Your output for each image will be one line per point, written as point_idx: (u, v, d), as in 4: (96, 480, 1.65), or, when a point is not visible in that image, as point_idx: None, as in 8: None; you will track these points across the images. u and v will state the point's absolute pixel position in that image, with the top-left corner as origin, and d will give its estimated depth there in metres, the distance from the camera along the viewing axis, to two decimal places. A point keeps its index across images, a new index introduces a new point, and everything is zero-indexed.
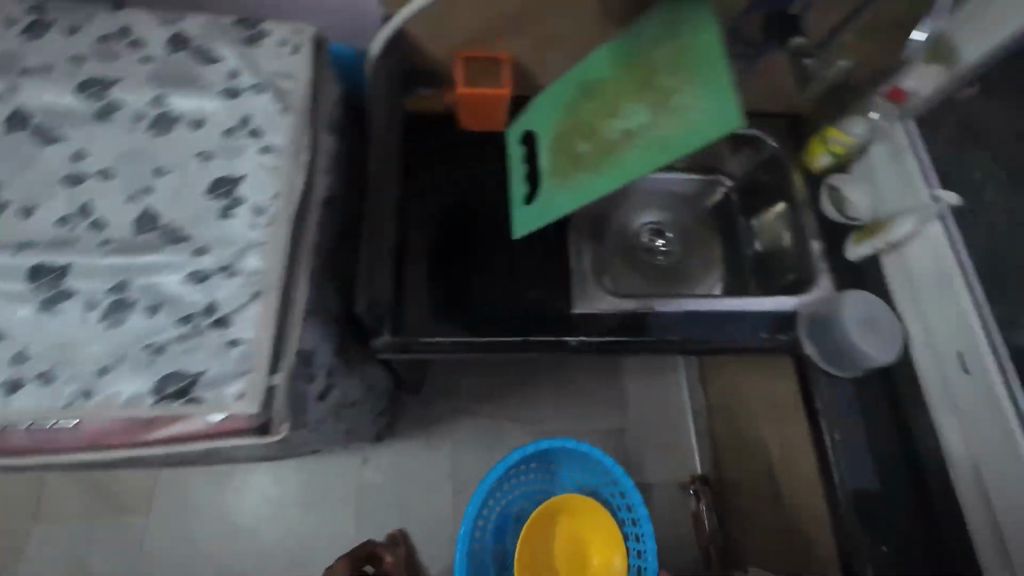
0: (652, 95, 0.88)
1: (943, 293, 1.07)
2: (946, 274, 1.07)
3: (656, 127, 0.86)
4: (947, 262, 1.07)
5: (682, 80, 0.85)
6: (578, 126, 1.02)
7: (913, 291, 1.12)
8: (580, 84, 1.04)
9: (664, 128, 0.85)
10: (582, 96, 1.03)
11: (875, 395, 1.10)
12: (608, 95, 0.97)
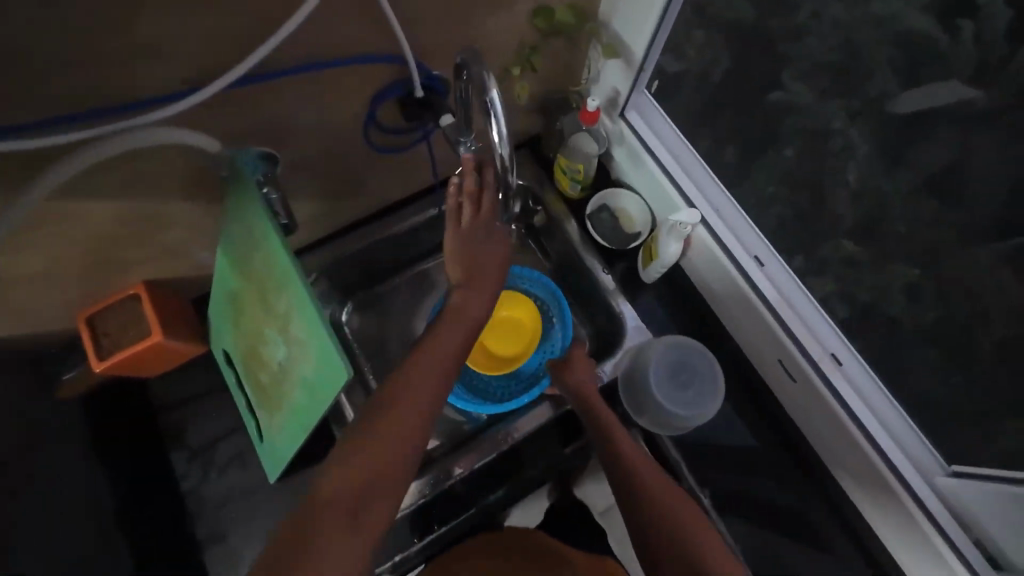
0: (275, 322, 0.67)
1: (744, 301, 0.97)
2: (733, 280, 0.97)
3: (294, 366, 0.66)
4: (729, 269, 0.97)
5: (288, 301, 0.63)
6: (249, 353, 0.80)
7: (707, 287, 1.05)
8: (227, 299, 0.82)
9: (299, 369, 0.65)
10: (235, 314, 0.81)
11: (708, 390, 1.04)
12: (251, 316, 0.75)
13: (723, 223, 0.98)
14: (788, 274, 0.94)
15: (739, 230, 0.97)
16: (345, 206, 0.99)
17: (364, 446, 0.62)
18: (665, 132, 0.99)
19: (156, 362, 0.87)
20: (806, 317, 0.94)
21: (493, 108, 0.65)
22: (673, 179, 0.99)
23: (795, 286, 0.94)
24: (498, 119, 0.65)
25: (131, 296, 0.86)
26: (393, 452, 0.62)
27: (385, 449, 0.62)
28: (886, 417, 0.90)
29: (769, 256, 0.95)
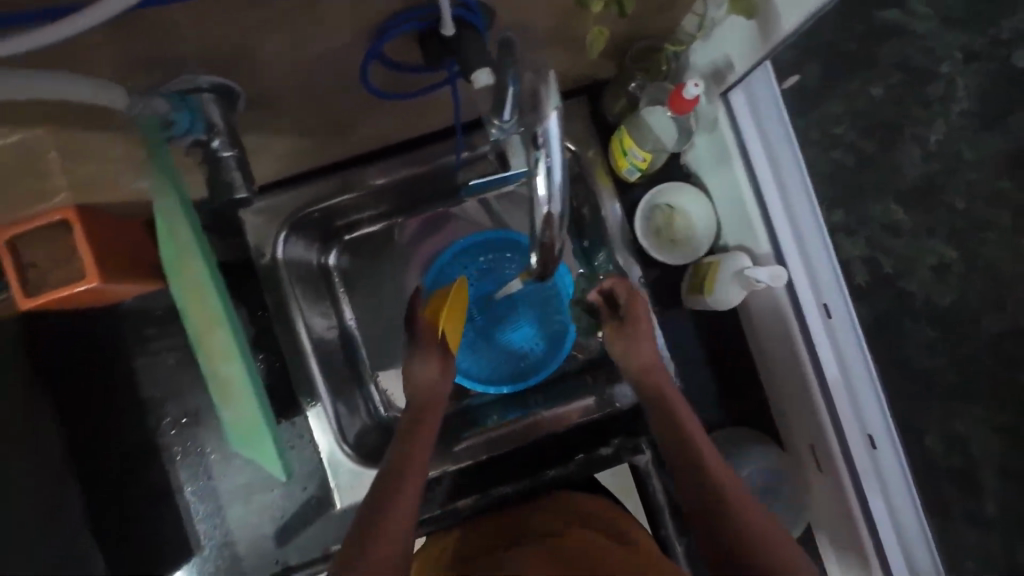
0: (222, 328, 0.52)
1: (793, 370, 0.77)
2: (791, 347, 0.75)
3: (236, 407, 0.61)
4: (791, 328, 0.74)
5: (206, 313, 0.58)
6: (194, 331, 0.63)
7: (748, 310, 0.84)
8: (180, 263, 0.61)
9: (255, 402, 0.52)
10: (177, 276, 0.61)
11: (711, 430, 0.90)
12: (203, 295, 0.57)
13: (796, 235, 0.75)
14: (850, 320, 0.76)
15: (814, 251, 0.75)
16: (336, 147, 0.78)
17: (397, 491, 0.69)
18: (774, 134, 0.74)
19: (97, 299, 0.75)
20: (853, 370, 0.75)
21: (544, 141, 0.46)
22: (763, 199, 0.74)
23: (848, 328, 0.76)
24: (557, 168, 0.47)
25: (62, 223, 0.70)
26: (407, 503, 0.69)
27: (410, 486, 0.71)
28: (910, 554, 0.72)
29: (835, 298, 0.75)
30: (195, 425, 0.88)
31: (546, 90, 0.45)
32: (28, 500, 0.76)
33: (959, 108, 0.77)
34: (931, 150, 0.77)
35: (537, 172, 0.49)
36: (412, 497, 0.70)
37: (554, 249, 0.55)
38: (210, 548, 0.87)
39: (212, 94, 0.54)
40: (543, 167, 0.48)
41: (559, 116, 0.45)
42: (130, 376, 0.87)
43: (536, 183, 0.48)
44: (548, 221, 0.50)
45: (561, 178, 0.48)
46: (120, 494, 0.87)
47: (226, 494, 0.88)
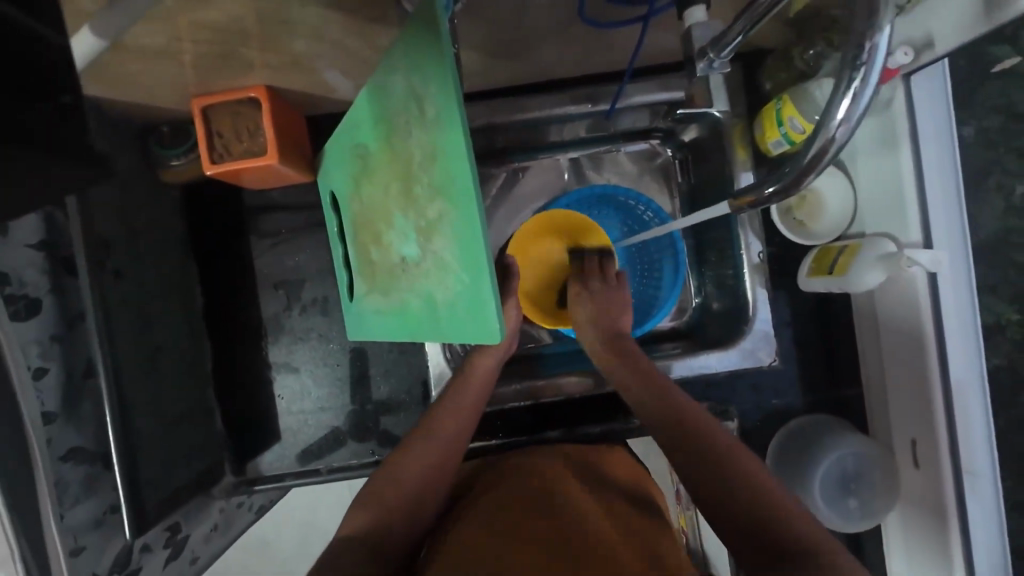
0: (412, 214, 0.56)
1: (915, 364, 0.76)
2: (919, 340, 0.74)
3: (402, 287, 0.63)
4: (923, 323, 0.73)
5: (396, 195, 0.60)
6: (366, 222, 0.71)
7: (873, 304, 0.84)
8: (371, 141, 0.63)
9: (426, 285, 0.57)
10: (363, 170, 0.68)
11: (796, 410, 0.92)
12: (381, 185, 0.63)
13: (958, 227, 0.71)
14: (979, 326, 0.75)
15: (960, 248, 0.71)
16: (499, 72, 0.81)
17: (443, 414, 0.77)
18: (941, 126, 0.70)
19: (263, 175, 0.82)
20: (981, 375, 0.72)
21: (870, 59, 0.44)
22: (923, 186, 0.72)
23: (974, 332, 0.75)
24: (870, 88, 0.45)
25: (250, 99, 0.76)
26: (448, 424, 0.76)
27: (463, 415, 0.78)
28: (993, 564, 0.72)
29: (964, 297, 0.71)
30: (318, 314, 0.94)
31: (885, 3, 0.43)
32: (174, 349, 0.84)
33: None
34: (1014, 204, 0.73)
35: (840, 94, 0.47)
36: (459, 424, 0.77)
37: (807, 180, 0.53)
38: (313, 428, 0.94)
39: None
40: (851, 92, 0.46)
41: (891, 37, 0.44)
42: (263, 257, 0.95)
43: (837, 105, 0.47)
44: (834, 145, 0.48)
45: (868, 101, 0.46)
46: (237, 361, 0.95)
47: (338, 380, 0.95)
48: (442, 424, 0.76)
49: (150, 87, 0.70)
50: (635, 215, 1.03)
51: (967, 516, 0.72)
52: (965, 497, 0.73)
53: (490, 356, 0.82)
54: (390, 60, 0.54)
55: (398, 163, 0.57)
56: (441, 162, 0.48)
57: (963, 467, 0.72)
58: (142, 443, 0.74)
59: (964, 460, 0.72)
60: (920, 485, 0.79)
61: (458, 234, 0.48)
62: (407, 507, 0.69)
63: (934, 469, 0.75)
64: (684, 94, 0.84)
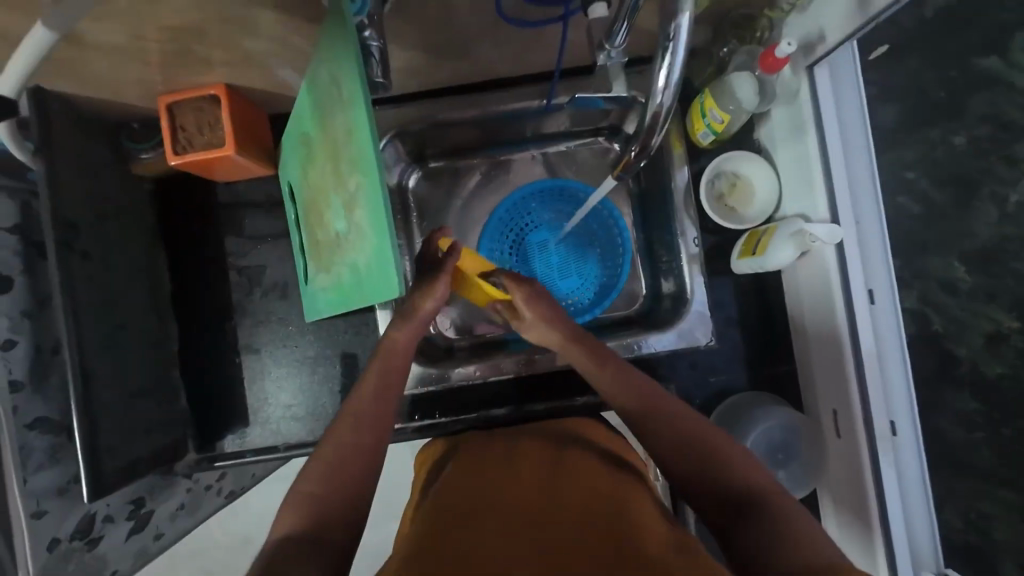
0: (338, 191, 0.62)
1: (833, 338, 0.82)
2: (834, 312, 0.80)
3: (339, 261, 0.67)
4: (834, 297, 0.79)
5: (330, 174, 0.64)
6: (311, 205, 0.77)
7: (796, 285, 0.89)
8: (312, 127, 0.68)
9: (352, 256, 0.63)
10: (306, 157, 0.74)
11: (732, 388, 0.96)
12: (319, 168, 0.69)
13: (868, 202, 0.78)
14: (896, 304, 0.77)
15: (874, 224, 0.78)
16: (445, 69, 0.88)
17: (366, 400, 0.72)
18: (848, 110, 0.78)
19: (224, 167, 0.88)
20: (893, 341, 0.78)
21: (675, 40, 0.51)
22: (830, 168, 0.78)
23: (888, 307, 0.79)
24: (681, 58, 0.53)
25: (211, 96, 0.83)
26: (375, 407, 0.72)
27: (382, 400, 0.73)
28: (911, 510, 0.78)
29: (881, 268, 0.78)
30: (279, 299, 1.00)
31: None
32: (140, 330, 0.90)
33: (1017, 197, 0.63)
34: (1009, 213, 0.64)
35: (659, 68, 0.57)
36: (374, 406, 0.72)
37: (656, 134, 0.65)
38: (274, 408, 0.99)
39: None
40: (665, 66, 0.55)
41: (693, 18, 0.50)
42: (229, 245, 1.01)
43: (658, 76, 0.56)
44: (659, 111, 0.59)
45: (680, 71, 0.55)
46: (202, 343, 1.01)
47: (296, 360, 1.00)
48: (357, 404, 0.72)
49: (118, 85, 0.77)
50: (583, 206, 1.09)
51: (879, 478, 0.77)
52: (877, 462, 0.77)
53: (407, 328, 0.78)
54: (319, 49, 0.60)
55: (331, 145, 0.62)
56: (355, 140, 0.54)
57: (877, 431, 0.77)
58: (104, 413, 0.78)
59: (876, 423, 0.78)
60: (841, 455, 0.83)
61: (369, 204, 0.54)
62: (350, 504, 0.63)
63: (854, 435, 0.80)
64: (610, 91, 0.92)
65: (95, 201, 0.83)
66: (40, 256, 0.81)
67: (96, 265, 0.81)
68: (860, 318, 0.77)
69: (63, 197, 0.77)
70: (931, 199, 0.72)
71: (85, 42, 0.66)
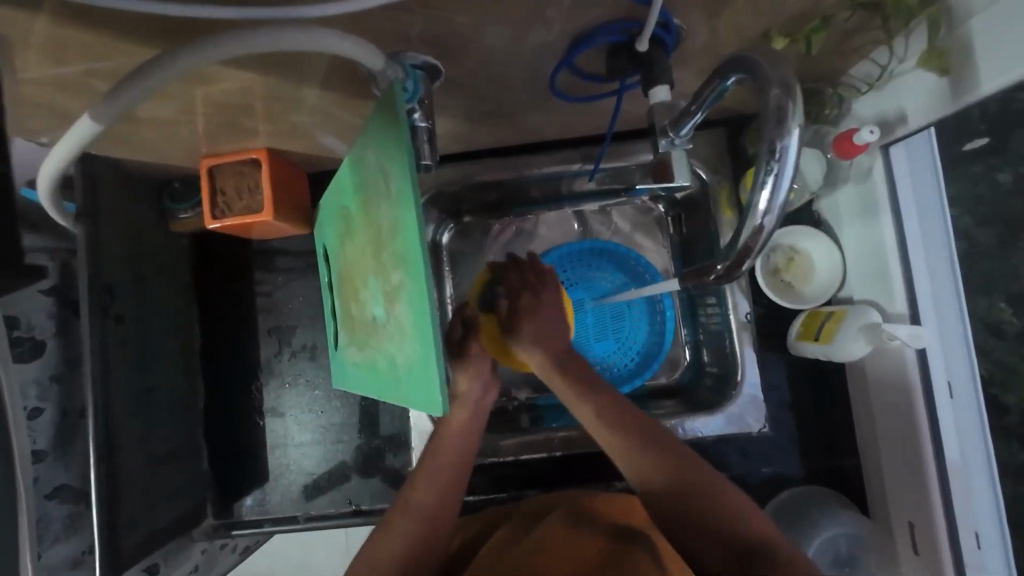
0: (380, 277, 0.58)
1: (908, 441, 0.74)
2: (910, 413, 0.73)
3: (376, 346, 0.64)
4: (914, 399, 0.72)
5: (373, 259, 0.61)
6: (348, 278, 0.73)
7: (862, 372, 0.82)
8: (355, 207, 0.65)
9: (391, 347, 0.59)
10: (347, 231, 0.71)
11: (786, 478, 0.88)
12: (359, 245, 0.66)
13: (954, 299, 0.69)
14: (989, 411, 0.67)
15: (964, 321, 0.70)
16: (488, 133, 0.85)
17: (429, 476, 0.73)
18: (930, 196, 0.70)
19: (263, 228, 0.87)
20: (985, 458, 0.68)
21: (781, 159, 0.46)
22: (908, 258, 0.72)
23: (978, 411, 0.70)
24: (785, 182, 0.47)
25: (253, 160, 0.82)
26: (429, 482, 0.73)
27: (445, 489, 0.73)
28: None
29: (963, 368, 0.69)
30: (308, 360, 0.97)
31: (792, 108, 0.45)
32: (168, 390, 0.88)
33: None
34: None
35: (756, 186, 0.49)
36: (436, 495, 0.73)
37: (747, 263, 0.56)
38: (296, 474, 0.96)
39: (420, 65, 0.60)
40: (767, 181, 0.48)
41: (800, 138, 0.46)
42: (262, 300, 0.99)
43: (758, 196, 0.49)
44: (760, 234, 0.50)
45: (785, 195, 0.48)
46: (227, 403, 0.98)
47: (322, 427, 0.96)
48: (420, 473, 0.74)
49: (164, 149, 0.76)
50: (624, 269, 1.04)
51: None
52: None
53: (463, 407, 0.78)
54: (367, 135, 0.57)
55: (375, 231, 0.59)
56: (402, 233, 0.51)
57: (968, 549, 0.69)
58: (127, 483, 0.76)
59: (964, 541, 0.69)
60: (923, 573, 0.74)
61: (414, 301, 0.50)
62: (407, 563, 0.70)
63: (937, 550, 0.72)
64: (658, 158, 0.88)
65: (133, 262, 0.82)
66: (74, 315, 0.80)
67: (130, 327, 0.79)
68: (943, 422, 0.70)
69: (103, 261, 0.76)
70: (976, 239, 0.65)
71: (136, 115, 0.65)
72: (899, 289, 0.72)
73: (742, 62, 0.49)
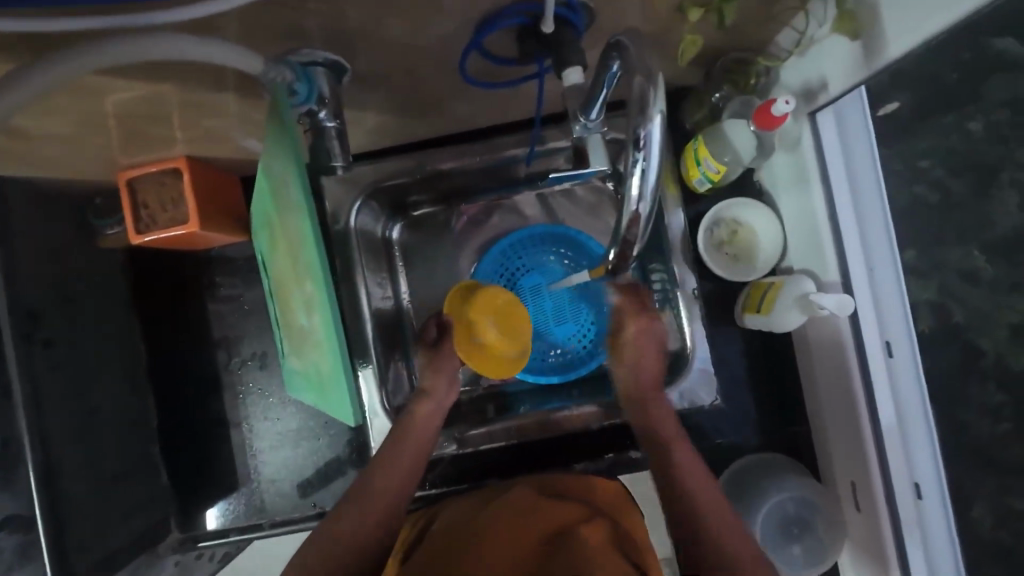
0: (297, 288, 0.58)
1: (847, 405, 0.75)
2: (848, 377, 0.74)
3: (306, 356, 0.63)
4: (848, 364, 0.74)
5: (291, 271, 0.60)
6: (277, 285, 0.73)
7: (806, 339, 0.82)
8: (272, 218, 0.64)
9: (316, 356, 0.58)
10: (270, 241, 0.70)
11: (740, 448, 0.90)
12: (278, 255, 0.66)
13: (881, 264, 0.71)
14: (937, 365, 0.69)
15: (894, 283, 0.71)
16: (419, 124, 0.83)
17: (381, 471, 0.74)
18: (860, 162, 0.70)
19: (195, 239, 0.84)
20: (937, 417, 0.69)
21: (645, 146, 0.45)
22: (838, 226, 0.72)
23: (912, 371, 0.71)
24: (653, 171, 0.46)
25: (173, 169, 0.79)
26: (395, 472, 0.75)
27: (404, 476, 0.74)
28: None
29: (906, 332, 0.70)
30: (258, 368, 0.96)
31: (653, 94, 0.44)
32: (114, 411, 0.86)
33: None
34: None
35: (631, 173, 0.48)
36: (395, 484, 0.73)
37: (631, 253, 0.53)
38: (255, 481, 0.95)
39: (314, 66, 0.57)
40: (639, 169, 0.47)
41: (664, 122, 0.45)
42: (207, 312, 0.97)
43: (631, 181, 0.48)
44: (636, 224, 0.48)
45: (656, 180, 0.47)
46: (181, 418, 0.97)
47: (277, 435, 0.95)
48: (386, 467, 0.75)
49: (76, 165, 0.73)
50: (575, 252, 1.03)
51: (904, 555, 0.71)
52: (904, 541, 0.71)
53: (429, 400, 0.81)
54: (267, 147, 0.55)
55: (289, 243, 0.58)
56: (303, 246, 0.52)
57: (900, 503, 0.71)
58: (74, 508, 0.75)
59: (899, 497, 0.71)
60: (869, 529, 0.76)
61: (325, 313, 0.50)
62: (351, 567, 0.67)
63: (877, 508, 0.74)
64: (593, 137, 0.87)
65: (59, 283, 0.79)
66: None
67: (61, 352, 0.77)
68: (878, 383, 0.71)
69: (24, 286, 0.73)
70: (916, 186, 0.65)
71: (28, 132, 0.61)
72: (832, 260, 0.73)
73: (627, 42, 0.47)
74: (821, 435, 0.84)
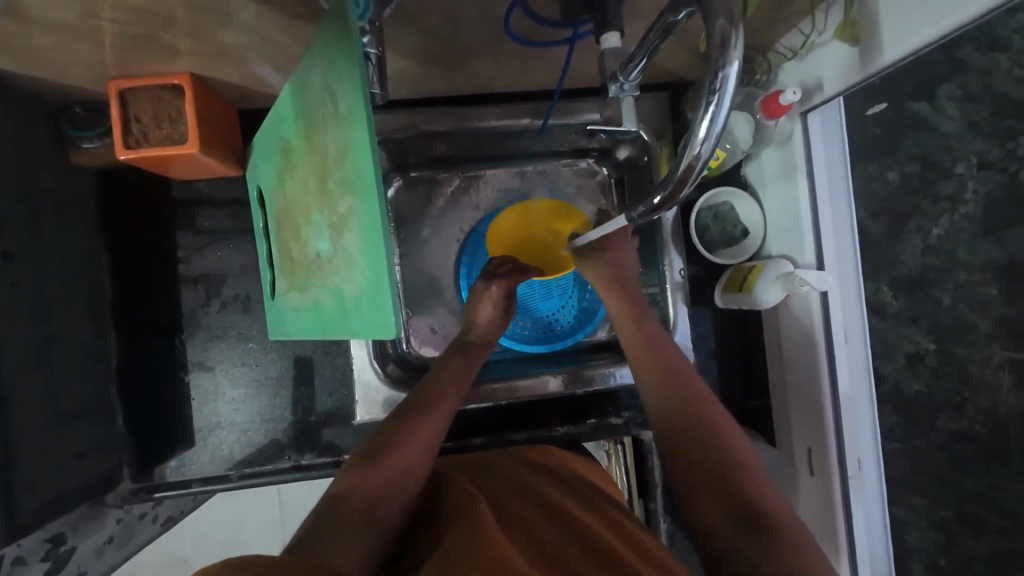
0: (325, 208, 0.56)
1: (808, 377, 0.86)
2: (811, 350, 0.84)
3: (319, 283, 0.61)
4: (817, 345, 0.83)
5: (317, 191, 0.58)
6: (287, 216, 0.69)
7: (774, 321, 0.92)
8: (297, 136, 0.61)
9: (336, 281, 0.56)
10: (285, 165, 0.67)
11: None
12: (300, 180, 0.62)
13: (844, 251, 0.83)
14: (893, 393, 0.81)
15: (849, 267, 0.83)
16: (439, 78, 0.83)
17: (378, 463, 0.68)
18: (834, 175, 0.82)
19: (188, 163, 0.79)
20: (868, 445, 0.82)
21: (722, 87, 0.44)
22: (817, 217, 0.82)
23: (861, 348, 0.83)
24: (726, 110, 0.45)
25: (175, 86, 0.74)
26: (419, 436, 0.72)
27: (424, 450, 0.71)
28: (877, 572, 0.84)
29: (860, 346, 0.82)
30: (240, 312, 0.93)
31: (734, 36, 0.43)
32: (73, 342, 0.79)
33: (963, 210, 0.69)
34: (931, 245, 0.73)
35: (699, 114, 0.47)
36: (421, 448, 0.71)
37: (680, 196, 0.52)
38: (228, 431, 0.92)
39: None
40: (708, 110, 0.46)
41: (740, 68, 0.45)
42: (186, 248, 0.92)
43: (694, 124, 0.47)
44: (696, 165, 0.48)
45: (724, 123, 0.46)
46: (146, 357, 0.90)
47: (257, 381, 0.93)
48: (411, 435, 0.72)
49: (65, 64, 0.67)
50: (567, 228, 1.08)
51: (845, 512, 0.83)
52: (842, 495, 0.83)
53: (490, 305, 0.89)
54: (311, 52, 0.53)
55: (321, 158, 0.55)
56: (351, 155, 0.48)
57: (845, 467, 0.83)
58: (25, 441, 0.67)
59: (846, 461, 0.83)
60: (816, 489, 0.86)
61: (363, 229, 0.48)
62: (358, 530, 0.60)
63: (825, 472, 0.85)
64: (600, 116, 0.93)
65: (26, 194, 0.72)
66: None
67: (21, 268, 0.69)
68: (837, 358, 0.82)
69: None
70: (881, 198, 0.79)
71: (25, 15, 0.55)
72: (808, 247, 0.83)
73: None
74: (778, 407, 0.95)
